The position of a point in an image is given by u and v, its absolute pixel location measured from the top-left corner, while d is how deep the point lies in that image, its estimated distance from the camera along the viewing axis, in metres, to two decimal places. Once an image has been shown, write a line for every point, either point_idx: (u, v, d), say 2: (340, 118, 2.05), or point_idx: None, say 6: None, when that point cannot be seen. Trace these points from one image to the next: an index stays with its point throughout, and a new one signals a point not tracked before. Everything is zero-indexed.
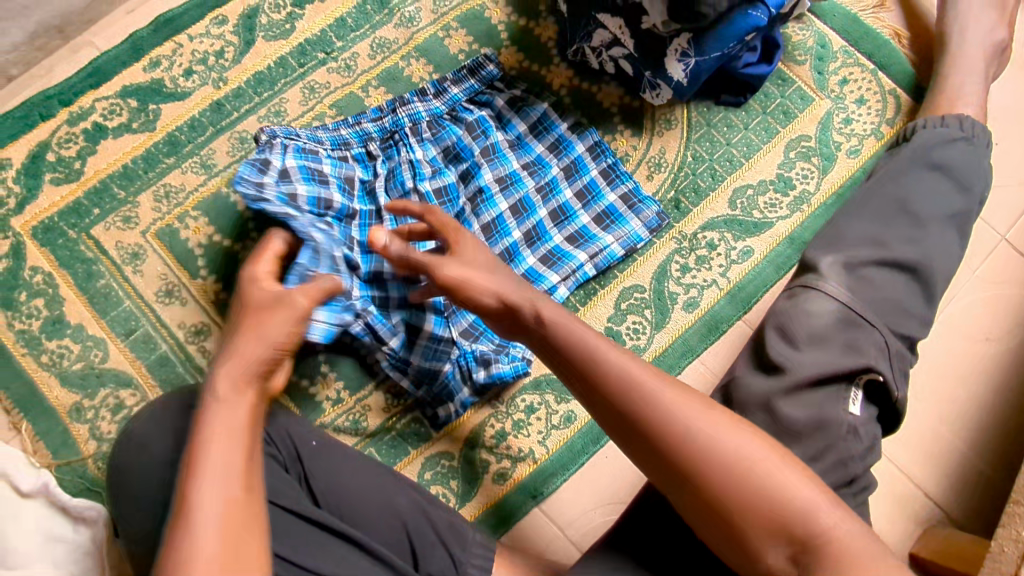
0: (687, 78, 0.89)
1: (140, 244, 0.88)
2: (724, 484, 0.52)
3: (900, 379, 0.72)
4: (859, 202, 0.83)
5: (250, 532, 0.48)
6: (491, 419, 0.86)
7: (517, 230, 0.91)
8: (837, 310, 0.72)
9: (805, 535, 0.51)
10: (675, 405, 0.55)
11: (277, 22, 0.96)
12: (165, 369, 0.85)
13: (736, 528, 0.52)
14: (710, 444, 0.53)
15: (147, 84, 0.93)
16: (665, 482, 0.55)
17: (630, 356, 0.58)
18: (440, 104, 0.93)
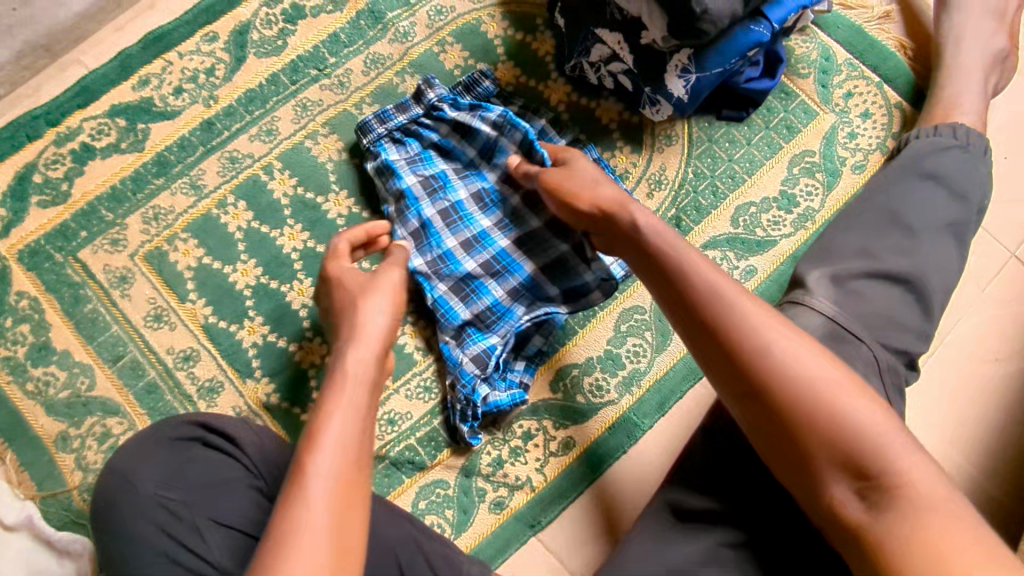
0: (688, 94, 0.87)
1: (129, 268, 0.86)
2: (804, 407, 0.57)
3: (895, 396, 0.70)
4: (851, 213, 0.82)
5: (354, 508, 0.53)
6: (487, 446, 0.84)
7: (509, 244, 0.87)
8: (824, 324, 0.69)
9: (875, 467, 0.55)
10: (770, 327, 0.60)
11: (269, 39, 0.94)
12: (153, 397, 0.83)
13: (808, 450, 0.57)
14: (798, 362, 0.58)
15: (136, 103, 0.91)
16: (740, 395, 0.61)
17: (732, 282, 0.64)
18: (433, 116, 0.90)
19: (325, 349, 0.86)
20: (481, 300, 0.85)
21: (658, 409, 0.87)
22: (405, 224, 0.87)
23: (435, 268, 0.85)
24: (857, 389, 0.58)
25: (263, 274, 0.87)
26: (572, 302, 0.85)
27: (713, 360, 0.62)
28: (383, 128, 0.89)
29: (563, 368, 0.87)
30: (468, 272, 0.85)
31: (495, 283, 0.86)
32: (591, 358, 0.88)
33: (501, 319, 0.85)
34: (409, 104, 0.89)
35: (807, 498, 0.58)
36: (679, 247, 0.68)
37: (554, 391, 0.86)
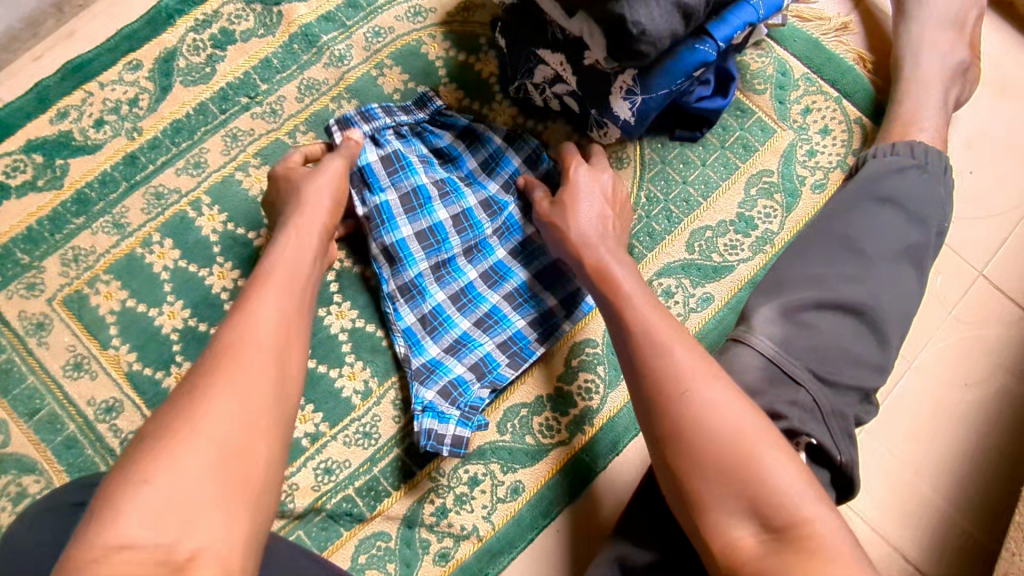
0: (635, 116, 0.83)
1: (46, 314, 0.81)
2: (710, 453, 0.54)
3: (844, 443, 0.66)
4: (805, 239, 0.78)
5: (294, 342, 0.59)
6: (431, 494, 0.79)
7: (503, 250, 0.85)
8: (766, 366, 0.66)
9: (780, 521, 0.51)
10: (692, 369, 0.58)
11: (196, 66, 0.90)
12: (72, 453, 0.78)
13: (711, 497, 0.53)
14: (719, 406, 0.55)
15: (54, 138, 0.86)
16: (650, 434, 0.58)
17: (667, 323, 0.63)
18: (423, 117, 0.86)
19: None
20: (480, 308, 0.83)
21: (612, 448, 0.82)
22: (415, 224, 0.82)
23: (439, 273, 0.83)
24: (779, 447, 0.54)
25: (191, 316, 0.82)
26: (569, 314, 0.84)
27: (636, 399, 0.61)
28: (389, 121, 0.84)
29: (511, 407, 0.82)
30: (469, 280, 0.84)
31: (492, 291, 0.84)
32: (541, 396, 0.83)
33: (499, 325, 0.82)
34: (411, 106, 0.85)
35: (703, 549, 0.54)
36: (622, 288, 0.68)
37: (502, 432, 0.81)
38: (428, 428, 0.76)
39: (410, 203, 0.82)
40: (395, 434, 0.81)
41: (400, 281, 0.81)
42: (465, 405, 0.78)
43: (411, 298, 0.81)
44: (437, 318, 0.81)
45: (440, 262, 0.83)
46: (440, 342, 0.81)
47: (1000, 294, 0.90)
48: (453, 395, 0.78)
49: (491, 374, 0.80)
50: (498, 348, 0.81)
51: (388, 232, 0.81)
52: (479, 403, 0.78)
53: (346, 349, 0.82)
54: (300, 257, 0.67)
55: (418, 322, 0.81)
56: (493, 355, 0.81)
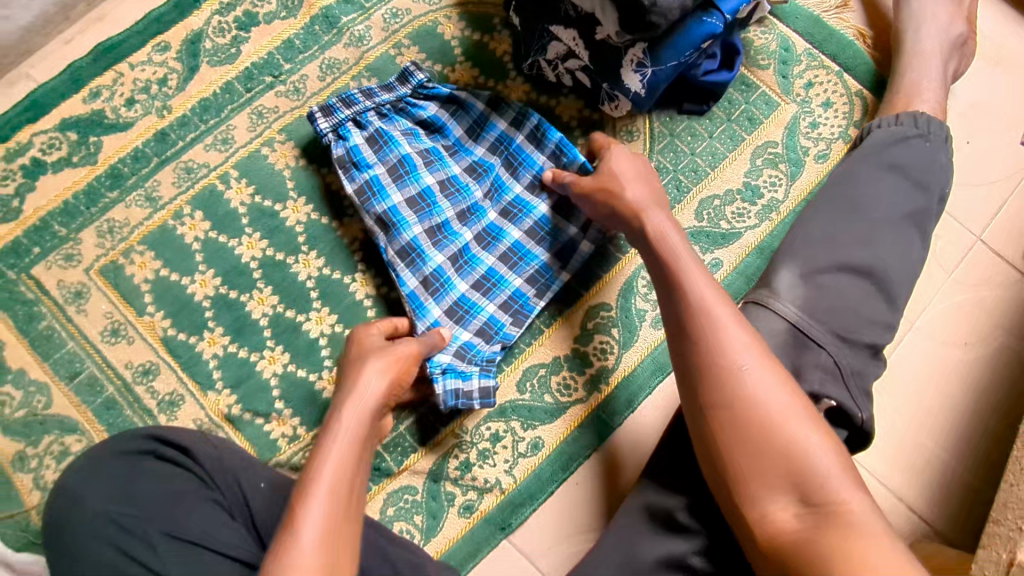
0: (644, 89, 0.86)
1: (84, 283, 0.85)
2: (752, 426, 0.58)
3: (862, 400, 0.71)
4: (817, 205, 0.81)
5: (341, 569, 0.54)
6: (454, 450, 0.83)
7: (492, 210, 0.88)
8: (787, 329, 0.71)
9: (815, 493, 0.55)
10: (743, 348, 0.61)
11: (222, 47, 0.93)
12: (111, 413, 0.81)
13: (749, 468, 0.58)
14: (766, 386, 0.59)
15: (87, 116, 0.89)
16: (696, 403, 0.62)
17: (720, 300, 0.65)
18: (406, 91, 0.88)
19: (286, 358, 0.84)
20: (477, 269, 0.85)
21: (627, 406, 0.86)
22: (405, 192, 0.85)
23: (434, 238, 0.85)
24: (819, 428, 0.58)
25: (222, 284, 0.86)
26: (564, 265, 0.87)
27: (682, 368, 0.64)
28: (369, 103, 0.87)
29: (530, 367, 0.86)
30: (464, 242, 0.86)
31: (486, 252, 0.86)
32: (558, 357, 0.87)
33: (498, 286, 0.85)
34: (394, 83, 0.88)
35: (740, 519, 0.58)
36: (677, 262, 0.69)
37: (521, 391, 0.85)
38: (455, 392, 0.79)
39: (397, 173, 0.85)
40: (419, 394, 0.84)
41: (397, 246, 0.84)
42: (482, 360, 0.82)
43: (411, 262, 0.84)
44: (438, 281, 0.84)
45: (435, 226, 0.85)
46: (442, 304, 0.84)
47: (999, 258, 0.94)
48: (467, 355, 0.82)
49: (498, 334, 0.84)
50: (499, 308, 0.85)
51: (381, 201, 0.84)
52: (493, 356, 0.83)
53: (372, 315, 0.86)
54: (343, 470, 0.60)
55: (420, 285, 0.83)
56: (495, 315, 0.85)
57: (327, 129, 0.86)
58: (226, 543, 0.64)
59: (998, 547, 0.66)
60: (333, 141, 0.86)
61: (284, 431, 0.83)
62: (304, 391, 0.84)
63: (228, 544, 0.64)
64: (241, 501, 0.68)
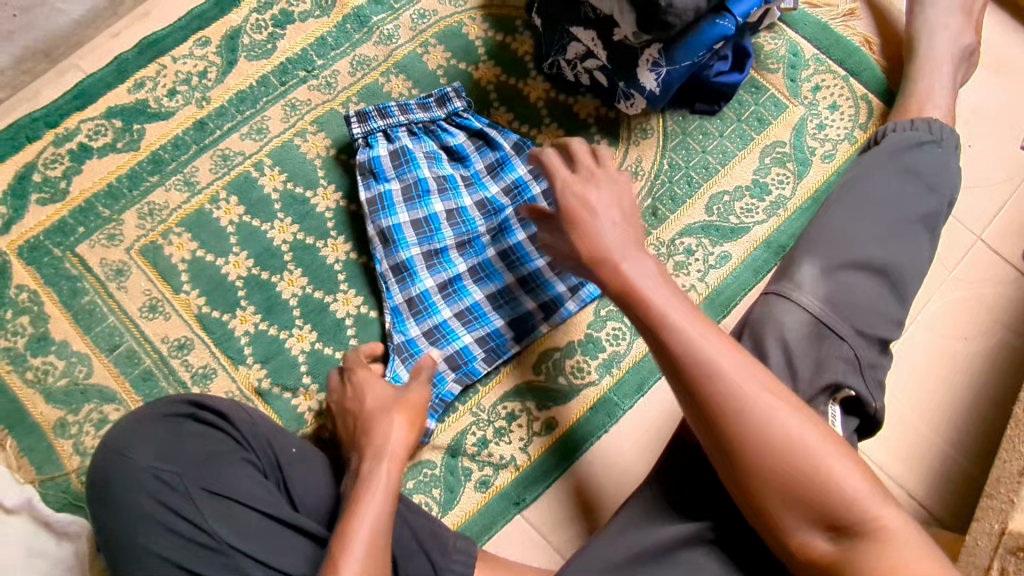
0: (659, 87, 0.91)
1: (125, 261, 0.89)
2: (773, 463, 0.59)
3: (878, 391, 0.75)
4: (836, 203, 0.85)
5: None
6: (472, 427, 0.86)
7: (492, 249, 0.91)
8: (810, 321, 0.75)
9: (848, 520, 0.57)
10: (748, 388, 0.60)
11: (258, 43, 0.99)
12: (148, 384, 0.85)
13: (780, 507, 0.59)
14: (777, 425, 0.59)
15: (132, 105, 0.95)
16: (716, 450, 0.62)
17: (713, 339, 0.62)
18: (441, 113, 0.94)
19: (314, 336, 0.89)
20: (463, 300, 0.89)
21: (638, 389, 0.89)
22: (413, 212, 0.90)
23: (430, 261, 0.90)
24: (834, 445, 0.59)
25: (254, 265, 0.91)
26: (547, 317, 0.89)
27: (693, 416, 0.63)
28: (403, 118, 0.93)
29: (545, 350, 0.90)
30: (457, 272, 0.90)
31: (476, 286, 0.90)
32: (573, 341, 0.90)
33: (478, 320, 0.89)
34: (430, 103, 0.94)
35: (781, 547, 0.60)
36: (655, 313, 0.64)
37: (536, 373, 0.89)
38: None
39: (410, 193, 0.90)
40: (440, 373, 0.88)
41: (393, 262, 0.89)
42: (437, 398, 0.85)
43: (402, 279, 0.88)
44: (423, 302, 0.88)
45: (433, 251, 0.90)
46: (421, 324, 0.88)
47: (999, 257, 0.97)
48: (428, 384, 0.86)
49: (466, 367, 0.87)
50: (475, 342, 0.88)
51: (387, 216, 0.89)
52: (449, 398, 0.85)
53: None
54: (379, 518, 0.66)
55: (405, 302, 0.88)
56: (469, 348, 0.87)
57: (359, 134, 0.92)
58: (259, 499, 0.69)
59: (990, 518, 0.71)
60: (363, 147, 0.92)
61: (311, 404, 0.87)
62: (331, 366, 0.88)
63: (263, 500, 0.70)
64: (273, 463, 0.73)
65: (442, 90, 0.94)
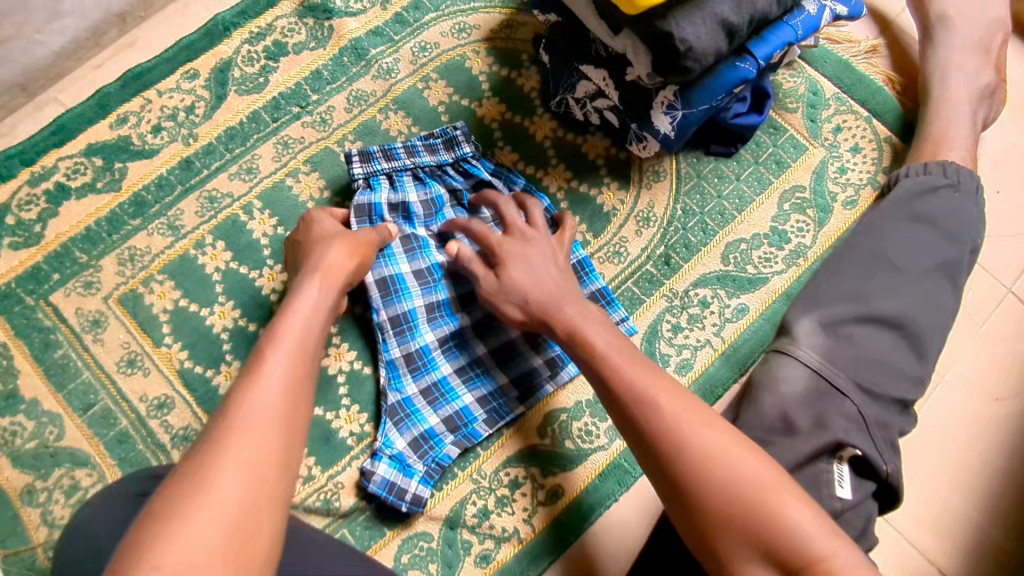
0: (675, 131, 0.85)
1: (102, 311, 0.84)
2: (711, 491, 0.56)
3: (888, 453, 0.68)
4: (837, 255, 0.81)
5: (296, 412, 0.56)
6: (472, 496, 0.80)
7: None
8: (809, 377, 0.69)
9: (791, 559, 0.52)
10: (682, 415, 0.61)
11: (250, 76, 0.93)
12: (123, 447, 0.79)
13: (723, 538, 0.55)
14: (706, 453, 0.58)
15: (113, 142, 0.89)
16: (658, 479, 0.61)
17: (648, 373, 0.65)
18: (447, 157, 0.88)
19: None
20: (464, 354, 0.84)
21: None
22: (414, 263, 0.85)
23: (431, 313, 0.84)
24: (782, 482, 0.56)
25: (242, 317, 0.85)
26: (553, 375, 0.84)
27: (637, 443, 0.63)
28: (409, 162, 0.87)
29: (551, 412, 0.84)
30: (460, 325, 0.84)
31: (479, 341, 0.85)
32: (581, 402, 0.85)
33: (479, 378, 0.83)
34: (438, 145, 0.88)
35: None
36: (597, 350, 0.69)
37: (543, 436, 0.83)
38: (391, 481, 0.78)
39: (410, 243, 0.85)
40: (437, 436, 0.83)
41: (391, 314, 0.82)
42: (432, 462, 0.79)
43: (401, 331, 0.82)
44: (422, 358, 0.82)
45: (434, 303, 0.84)
46: (419, 382, 0.82)
47: None
48: (423, 448, 0.79)
49: (465, 429, 0.81)
50: (475, 401, 0.82)
51: (387, 264, 0.83)
52: (445, 461, 0.79)
53: None
54: (308, 327, 0.64)
55: (403, 357, 0.82)
56: (469, 408, 0.82)
57: (360, 175, 0.86)
58: None
59: None
60: (364, 188, 0.86)
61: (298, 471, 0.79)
62: (320, 429, 0.81)
63: None
64: None
65: (447, 130, 0.89)
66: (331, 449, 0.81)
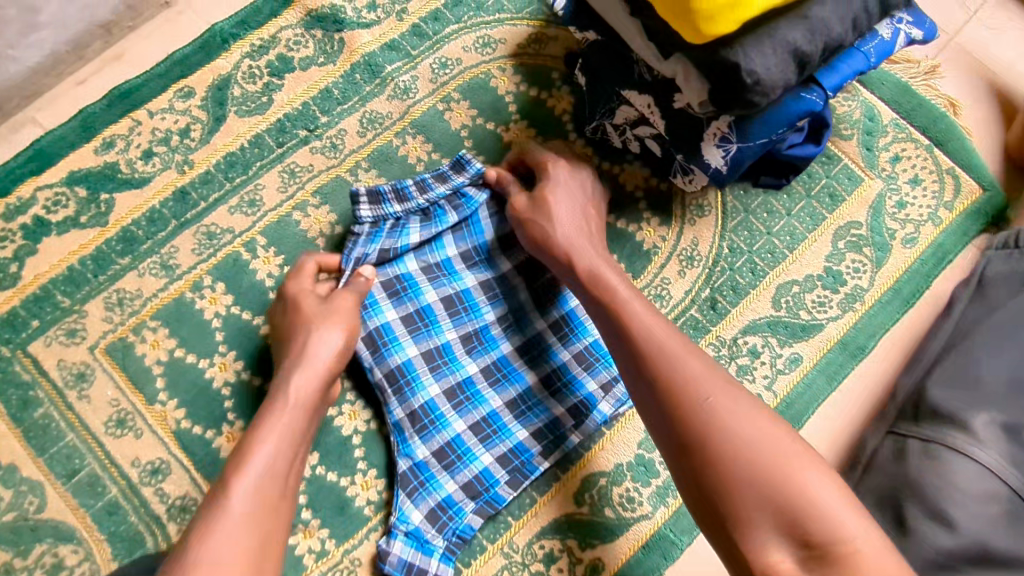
0: (727, 165, 0.76)
1: (87, 363, 0.75)
2: (732, 458, 0.54)
3: None
4: (994, 333, 0.74)
5: (267, 542, 0.56)
6: (505, 572, 0.74)
7: (507, 343, 0.79)
8: (999, 491, 0.62)
9: (815, 533, 0.50)
10: (707, 378, 0.59)
11: (252, 95, 0.84)
12: (113, 520, 0.71)
13: (744, 510, 0.52)
14: (727, 417, 0.56)
15: (98, 169, 0.79)
16: (673, 449, 0.58)
17: (671, 335, 0.63)
18: (462, 181, 0.78)
19: (315, 459, 0.74)
20: (478, 409, 0.76)
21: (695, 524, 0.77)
22: (401, 308, 0.77)
23: (433, 363, 0.76)
24: (805, 457, 0.54)
25: (245, 369, 0.76)
26: (578, 424, 0.77)
27: (653, 407, 0.61)
28: (421, 198, 0.77)
29: (589, 476, 0.77)
30: (466, 373, 0.77)
31: (493, 391, 0.77)
32: (621, 465, 0.78)
33: (498, 434, 0.76)
34: (448, 172, 0.79)
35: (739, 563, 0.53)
36: (619, 299, 0.68)
37: (580, 504, 0.76)
38: (410, 561, 0.71)
39: (393, 287, 0.77)
40: None
41: (385, 369, 0.75)
42: (453, 536, 0.72)
43: (399, 390, 0.75)
44: (428, 416, 0.75)
45: (433, 349, 0.77)
46: (430, 444, 0.74)
47: None
48: (441, 520, 0.72)
49: (487, 494, 0.73)
50: (496, 461, 0.75)
51: (371, 316, 0.76)
52: (468, 533, 0.72)
53: None
54: (280, 454, 0.61)
55: (408, 418, 0.74)
56: (490, 471, 0.74)
57: (368, 219, 0.76)
58: None
59: None
60: (371, 232, 0.77)
61: (311, 545, 0.73)
62: (334, 498, 0.74)
63: None
64: None
65: (460, 158, 0.79)
66: (348, 521, 0.74)
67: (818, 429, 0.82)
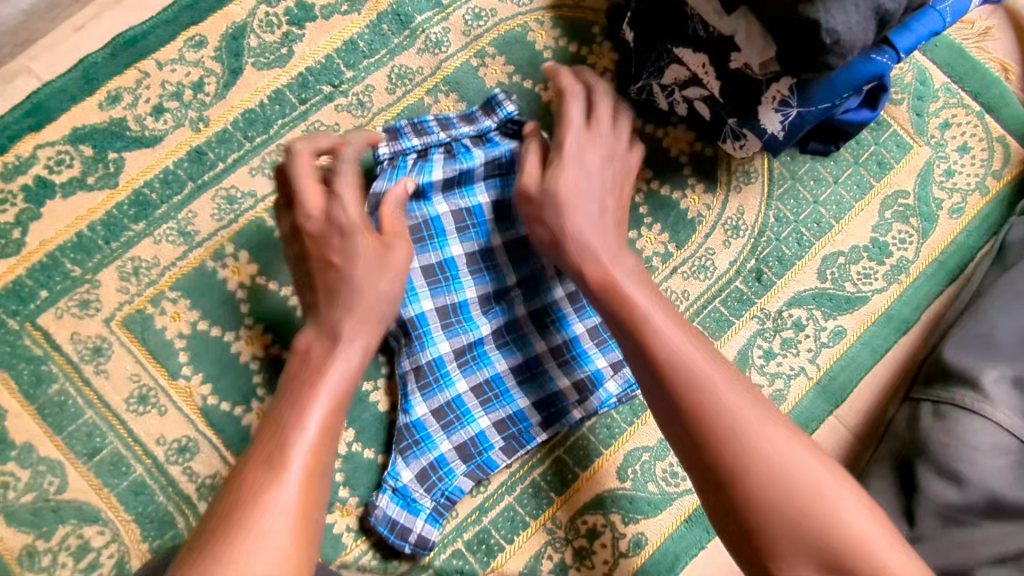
0: (784, 131, 0.71)
1: (103, 337, 0.70)
2: (760, 484, 0.47)
3: None
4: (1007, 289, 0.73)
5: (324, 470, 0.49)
6: (548, 548, 0.73)
7: (521, 309, 0.74)
8: (1003, 443, 0.65)
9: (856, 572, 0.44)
10: (731, 391, 0.50)
11: (270, 45, 0.77)
12: (140, 500, 0.68)
13: (776, 545, 0.46)
14: (755, 437, 0.48)
15: (104, 126, 0.73)
16: (694, 469, 0.50)
17: (688, 339, 0.54)
18: (491, 123, 0.73)
19: (351, 436, 0.71)
20: (481, 370, 0.72)
21: None
22: (423, 257, 0.72)
23: (446, 319, 0.72)
24: (842, 483, 0.47)
25: (273, 342, 0.72)
26: (582, 400, 0.73)
27: (668, 421, 0.52)
28: (444, 135, 0.72)
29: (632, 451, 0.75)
30: (479, 335, 0.73)
31: (500, 355, 0.73)
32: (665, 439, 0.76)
33: (499, 399, 0.72)
34: (475, 113, 0.74)
35: None
36: (630, 295, 0.58)
37: (623, 479, 0.75)
38: (394, 518, 0.69)
39: (420, 234, 0.72)
40: (504, 480, 0.73)
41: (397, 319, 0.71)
42: (441, 497, 0.69)
43: (409, 341, 0.71)
44: (434, 373, 0.71)
45: (448, 305, 0.72)
46: (430, 401, 0.71)
47: None
48: (430, 479, 0.69)
49: (480, 457, 0.71)
50: (493, 426, 0.72)
51: None
52: (456, 496, 0.70)
53: None
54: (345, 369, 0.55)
55: (412, 373, 0.71)
56: (486, 434, 0.71)
57: (386, 155, 0.71)
58: None
59: None
60: (388, 170, 0.72)
61: (350, 523, 0.70)
62: (371, 476, 0.71)
63: None
64: None
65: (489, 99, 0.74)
66: None
67: (859, 398, 0.81)
